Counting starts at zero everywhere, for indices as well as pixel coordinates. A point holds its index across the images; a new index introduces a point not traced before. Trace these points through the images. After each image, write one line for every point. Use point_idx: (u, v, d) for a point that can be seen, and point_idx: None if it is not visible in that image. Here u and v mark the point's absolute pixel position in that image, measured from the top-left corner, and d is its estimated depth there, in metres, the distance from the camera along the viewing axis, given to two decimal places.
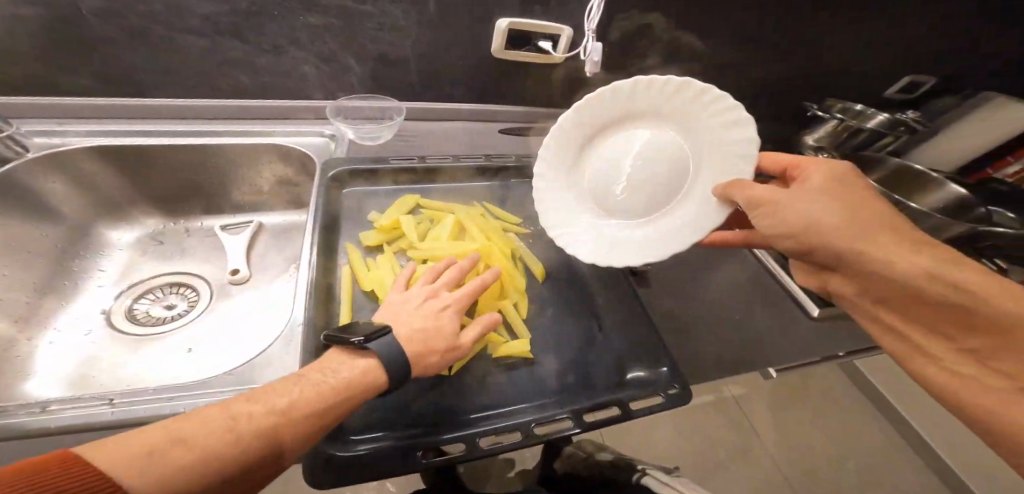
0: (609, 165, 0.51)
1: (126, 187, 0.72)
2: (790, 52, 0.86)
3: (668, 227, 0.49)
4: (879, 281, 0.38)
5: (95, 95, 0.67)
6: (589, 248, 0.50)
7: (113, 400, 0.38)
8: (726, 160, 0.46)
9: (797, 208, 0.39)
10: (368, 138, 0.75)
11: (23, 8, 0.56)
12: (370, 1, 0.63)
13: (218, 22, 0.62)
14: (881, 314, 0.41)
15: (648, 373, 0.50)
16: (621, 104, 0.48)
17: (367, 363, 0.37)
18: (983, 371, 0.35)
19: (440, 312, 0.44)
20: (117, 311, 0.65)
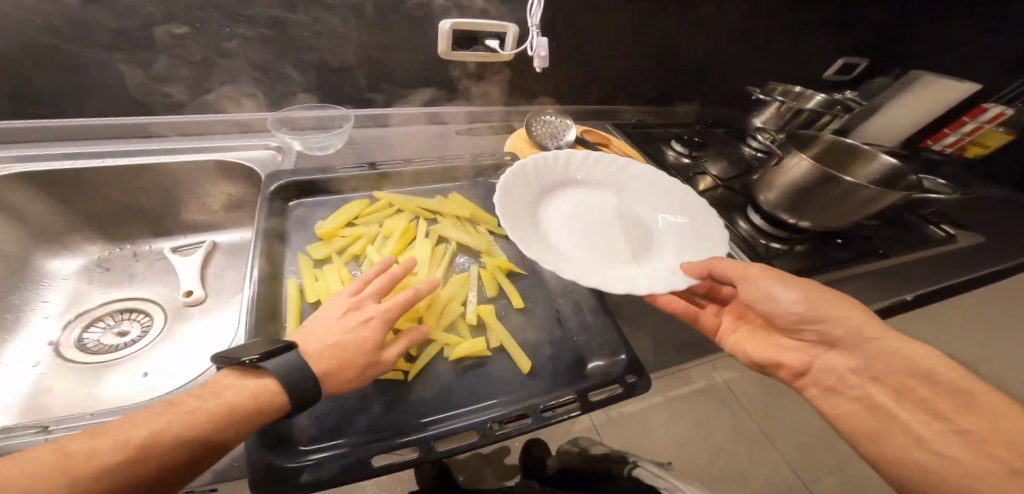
0: (576, 212, 0.60)
1: (59, 214, 0.67)
2: (724, 39, 0.89)
3: (635, 272, 0.51)
4: (883, 360, 0.40)
5: (15, 117, 0.64)
6: (534, 245, 0.51)
7: (48, 427, 0.35)
8: (693, 237, 0.56)
9: (779, 289, 0.45)
10: (317, 148, 0.73)
11: None
12: (301, 10, 0.64)
13: (134, 36, 0.60)
14: (874, 392, 0.41)
15: (608, 361, 0.49)
16: (614, 177, 0.65)
17: (262, 383, 0.36)
18: (971, 454, 0.34)
19: (360, 325, 0.42)
20: (66, 341, 0.60)
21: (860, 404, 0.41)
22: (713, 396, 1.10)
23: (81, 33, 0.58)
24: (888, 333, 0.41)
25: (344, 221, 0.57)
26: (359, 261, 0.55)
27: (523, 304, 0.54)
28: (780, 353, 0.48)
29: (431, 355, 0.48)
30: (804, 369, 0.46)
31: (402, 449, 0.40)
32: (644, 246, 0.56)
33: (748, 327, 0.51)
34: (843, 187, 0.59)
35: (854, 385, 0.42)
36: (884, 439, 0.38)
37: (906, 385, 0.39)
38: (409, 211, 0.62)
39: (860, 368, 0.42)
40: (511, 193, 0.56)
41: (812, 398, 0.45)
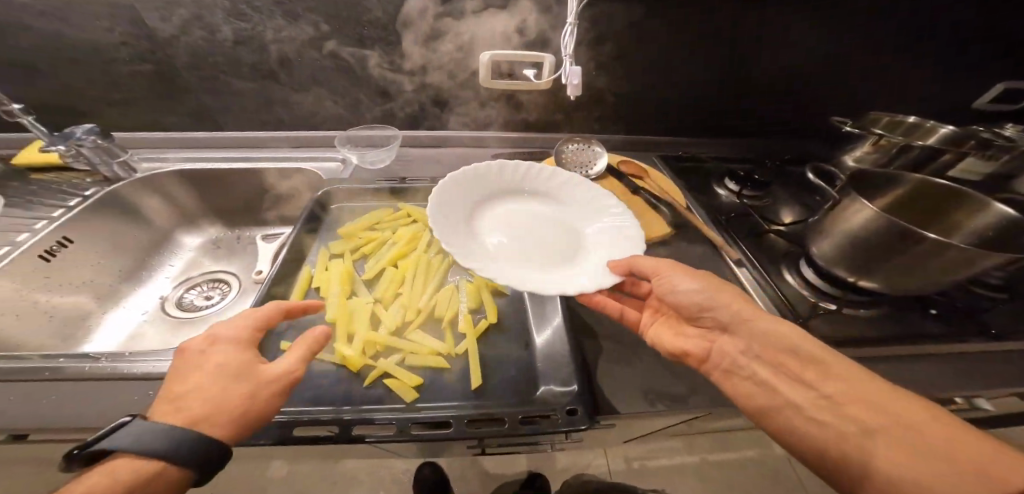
0: (509, 219, 0.59)
1: (196, 203, 0.89)
2: (803, 59, 0.80)
3: (558, 277, 0.49)
4: (760, 337, 0.46)
5: (182, 130, 0.87)
6: (457, 245, 0.49)
7: (100, 358, 0.51)
8: (618, 244, 0.54)
9: (679, 284, 0.49)
10: (369, 163, 0.84)
11: (137, 66, 0.76)
12: (372, 45, 0.75)
13: (261, 68, 0.78)
14: (759, 371, 0.45)
15: (560, 391, 0.46)
16: (546, 188, 0.64)
17: (125, 466, 0.33)
18: (837, 417, 0.39)
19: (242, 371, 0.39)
20: (171, 299, 0.80)
21: (751, 382, 0.45)
22: (767, 470, 0.94)
23: (231, 66, 0.77)
24: (759, 314, 0.47)
25: (365, 224, 0.66)
26: (367, 260, 0.63)
27: (498, 319, 0.55)
28: (686, 341, 0.49)
29: (383, 368, 0.49)
30: (705, 355, 0.47)
31: (326, 425, 0.42)
32: (569, 252, 0.54)
33: (664, 318, 0.52)
34: (923, 246, 0.46)
35: (744, 366, 0.46)
36: (789, 426, 0.42)
37: (780, 360, 0.45)
38: (423, 222, 0.67)
39: (746, 349, 0.46)
40: (451, 192, 0.56)
41: (716, 381, 0.46)
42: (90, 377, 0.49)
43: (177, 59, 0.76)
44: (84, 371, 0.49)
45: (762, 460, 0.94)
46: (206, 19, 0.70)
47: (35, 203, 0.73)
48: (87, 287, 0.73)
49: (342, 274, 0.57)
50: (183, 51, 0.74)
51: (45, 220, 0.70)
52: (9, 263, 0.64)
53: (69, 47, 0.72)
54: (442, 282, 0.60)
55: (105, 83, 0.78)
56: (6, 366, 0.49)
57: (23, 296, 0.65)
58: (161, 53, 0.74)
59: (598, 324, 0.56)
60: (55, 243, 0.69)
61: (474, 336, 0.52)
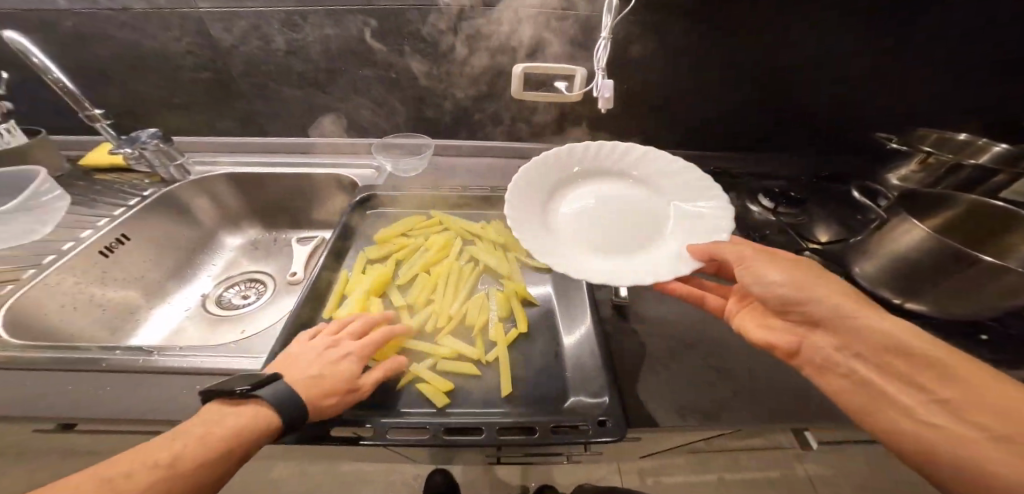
0: (582, 204, 0.59)
1: (240, 205, 0.93)
2: (844, 72, 0.78)
3: (632, 265, 0.50)
4: (863, 333, 0.39)
5: (231, 135, 0.93)
6: (531, 236, 0.51)
7: (152, 352, 0.54)
8: (700, 227, 0.52)
9: (768, 276, 0.44)
10: (402, 171, 0.87)
11: (198, 74, 0.81)
12: (411, 56, 0.78)
13: (307, 77, 0.82)
14: (858, 368, 0.40)
15: (590, 402, 0.46)
16: (629, 165, 0.61)
17: (255, 410, 0.39)
18: (959, 422, 0.34)
19: (337, 360, 0.45)
20: (211, 298, 0.84)
21: (848, 381, 0.40)
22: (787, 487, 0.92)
23: (281, 75, 0.82)
24: (862, 309, 0.40)
25: (399, 230, 0.68)
26: (399, 266, 0.65)
27: (528, 329, 0.56)
28: (772, 334, 0.46)
29: (414, 374, 0.50)
30: (794, 349, 0.44)
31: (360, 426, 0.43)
32: (645, 237, 0.54)
33: (752, 307, 0.50)
34: (977, 269, 0.44)
35: (840, 363, 0.41)
36: (891, 431, 0.37)
37: (886, 358, 0.38)
38: (454, 230, 0.69)
39: (845, 346, 0.41)
40: (526, 185, 0.57)
41: (808, 376, 0.43)
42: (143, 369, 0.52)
43: (234, 68, 0.81)
44: (139, 364, 0.52)
45: (783, 477, 0.93)
46: (263, 29, 0.75)
47: (99, 201, 0.79)
48: (137, 283, 0.77)
49: (377, 279, 0.59)
50: (240, 60, 0.79)
51: (106, 218, 0.76)
52: (71, 259, 0.69)
53: (142, 55, 0.79)
54: (471, 289, 0.61)
55: (167, 90, 0.84)
56: (69, 355, 0.53)
57: (82, 289, 0.70)
58: (219, 62, 0.80)
59: (627, 338, 0.56)
60: (113, 240, 0.75)
61: (505, 344, 0.53)
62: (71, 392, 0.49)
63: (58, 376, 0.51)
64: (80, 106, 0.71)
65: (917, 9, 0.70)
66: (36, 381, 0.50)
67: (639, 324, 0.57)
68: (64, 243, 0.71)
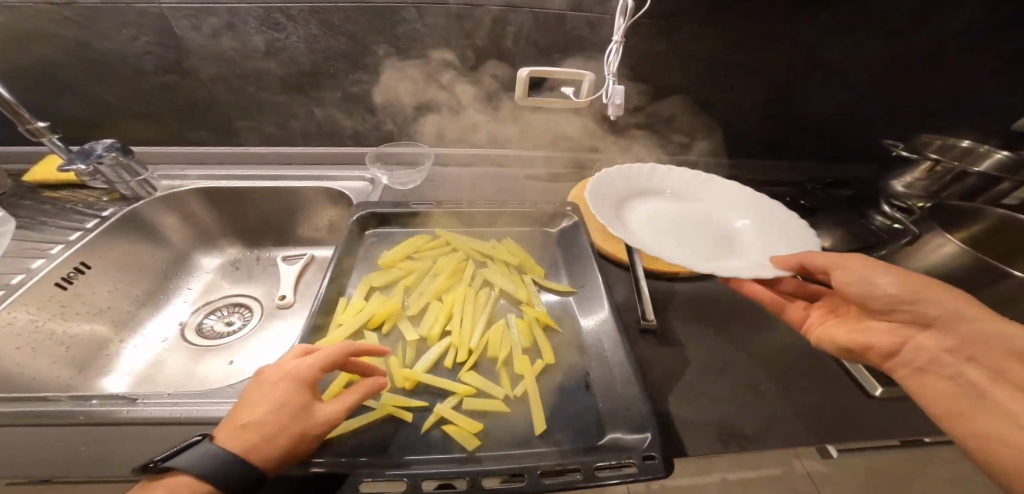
0: (656, 216, 0.64)
1: (217, 222, 0.85)
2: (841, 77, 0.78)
3: (722, 264, 0.52)
4: (974, 336, 0.39)
5: (201, 145, 0.84)
6: (618, 230, 0.54)
7: (135, 400, 0.47)
8: (776, 237, 0.57)
9: (869, 277, 0.44)
10: (399, 184, 0.81)
11: (164, 78, 0.73)
12: (406, 59, 0.73)
13: (290, 81, 0.75)
14: (970, 372, 0.39)
15: (629, 437, 0.44)
16: (690, 189, 0.69)
17: (175, 479, 0.33)
18: None
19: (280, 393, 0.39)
20: (191, 325, 0.75)
21: (952, 382, 0.40)
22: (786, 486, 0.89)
23: (260, 78, 0.74)
24: (989, 315, 0.39)
25: (403, 253, 0.63)
26: (408, 292, 0.60)
27: (554, 359, 0.53)
28: (869, 337, 0.45)
29: (438, 414, 0.46)
30: (893, 351, 0.43)
31: (388, 483, 0.39)
32: (722, 246, 0.57)
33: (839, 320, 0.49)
34: None
35: (947, 363, 0.40)
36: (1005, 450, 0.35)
37: (1005, 365, 0.38)
38: (462, 251, 0.65)
39: (956, 348, 0.40)
40: (601, 192, 0.62)
41: (903, 382, 0.42)
42: (124, 423, 0.45)
43: (204, 71, 0.72)
44: (120, 416, 0.45)
45: (781, 474, 0.89)
46: (239, 28, 0.67)
47: (50, 224, 0.69)
48: (103, 315, 0.68)
49: (387, 310, 0.55)
50: (212, 62, 0.71)
51: (62, 244, 0.66)
52: (25, 293, 0.59)
53: (96, 56, 0.69)
54: (490, 316, 0.58)
55: (127, 95, 0.75)
56: (36, 411, 0.45)
57: (38, 326, 0.60)
58: (188, 66, 0.71)
59: (658, 360, 0.53)
60: (72, 269, 0.65)
61: (533, 377, 0.50)
62: (31, 460, 0.41)
63: (18, 438, 0.43)
64: (20, 120, 0.61)
65: (920, 13, 0.71)
66: None
67: (668, 346, 0.55)
68: (13, 275, 0.61)
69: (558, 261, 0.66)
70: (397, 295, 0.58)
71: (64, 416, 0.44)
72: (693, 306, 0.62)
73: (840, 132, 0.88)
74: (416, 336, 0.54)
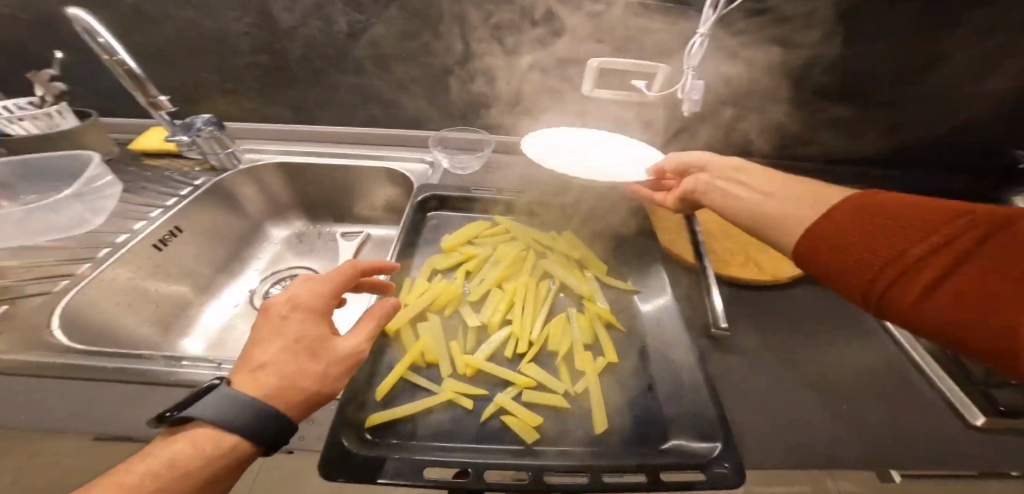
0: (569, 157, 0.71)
1: (286, 195, 0.89)
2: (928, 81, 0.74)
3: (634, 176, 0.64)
4: (750, 173, 0.53)
5: (277, 121, 0.88)
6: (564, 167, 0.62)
7: (216, 365, 0.48)
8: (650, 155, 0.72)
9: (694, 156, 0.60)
10: (459, 168, 0.81)
11: (251, 57, 0.77)
12: (479, 44, 0.72)
13: (365, 63, 0.76)
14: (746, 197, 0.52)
15: (698, 447, 0.42)
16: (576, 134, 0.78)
17: (195, 432, 0.31)
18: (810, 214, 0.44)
19: (296, 329, 0.37)
20: (258, 293, 0.80)
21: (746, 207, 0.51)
22: None
23: (338, 59, 0.76)
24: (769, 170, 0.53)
25: (464, 238, 0.64)
26: (469, 278, 0.61)
27: (616, 358, 0.52)
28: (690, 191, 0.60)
29: (497, 404, 0.46)
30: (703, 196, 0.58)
31: (453, 467, 0.40)
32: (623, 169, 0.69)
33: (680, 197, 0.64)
34: None
35: (733, 196, 0.54)
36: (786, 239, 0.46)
37: (768, 186, 0.51)
38: (523, 240, 0.65)
39: (736, 184, 0.54)
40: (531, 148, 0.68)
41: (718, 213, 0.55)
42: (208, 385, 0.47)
43: (289, 51, 0.75)
44: (205, 378, 0.47)
45: None
46: (325, 9, 0.69)
47: (147, 189, 0.75)
48: (188, 277, 0.73)
49: (450, 294, 0.56)
50: (297, 42, 0.74)
51: (160, 209, 0.72)
52: (128, 252, 0.65)
53: (195, 34, 0.74)
54: (549, 310, 0.57)
55: (217, 72, 0.79)
56: (130, 367, 0.47)
57: (136, 284, 0.65)
58: (275, 47, 0.75)
59: (727, 370, 0.51)
60: (167, 232, 0.71)
61: (594, 374, 0.49)
62: (131, 409, 0.45)
63: (112, 391, 0.45)
64: (145, 92, 0.67)
65: None
66: (92, 398, 0.44)
67: (738, 357, 0.52)
68: (118, 235, 0.67)
69: (619, 259, 0.64)
70: (458, 280, 0.58)
71: (154, 373, 0.46)
72: (764, 318, 0.58)
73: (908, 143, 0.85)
74: (478, 322, 0.54)
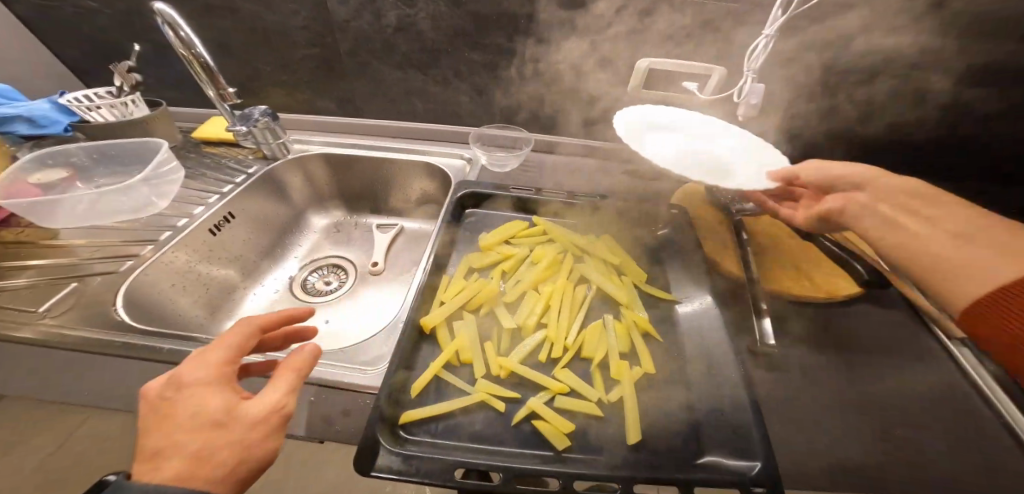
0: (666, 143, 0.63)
1: (328, 186, 0.92)
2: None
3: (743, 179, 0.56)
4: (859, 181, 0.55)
5: (324, 113, 0.90)
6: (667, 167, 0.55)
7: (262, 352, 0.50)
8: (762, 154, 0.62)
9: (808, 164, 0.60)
10: (496, 165, 0.81)
11: (303, 50, 0.79)
12: (526, 40, 0.71)
13: (411, 58, 0.77)
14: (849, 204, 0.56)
15: (737, 467, 0.39)
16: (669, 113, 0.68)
17: None
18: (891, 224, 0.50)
19: (192, 402, 0.30)
20: (298, 281, 0.83)
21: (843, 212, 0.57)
22: None
23: (385, 53, 0.77)
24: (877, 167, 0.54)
25: (502, 238, 0.63)
26: (505, 277, 0.61)
27: (653, 369, 0.50)
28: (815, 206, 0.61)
29: (529, 408, 0.46)
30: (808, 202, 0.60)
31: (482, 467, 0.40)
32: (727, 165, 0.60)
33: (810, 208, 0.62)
34: None
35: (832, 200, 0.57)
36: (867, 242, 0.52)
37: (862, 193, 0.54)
38: (561, 243, 0.64)
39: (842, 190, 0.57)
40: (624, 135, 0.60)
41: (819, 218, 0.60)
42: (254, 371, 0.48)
43: (338, 45, 0.77)
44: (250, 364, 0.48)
45: None
46: (377, 4, 0.70)
47: (203, 175, 0.79)
48: (236, 262, 0.77)
49: (486, 293, 0.56)
50: (347, 35, 0.75)
51: (217, 195, 0.76)
52: (186, 236, 0.68)
53: (253, 27, 0.76)
54: (585, 315, 0.56)
55: (271, 64, 0.82)
56: (183, 349, 0.49)
57: (191, 267, 0.69)
58: (326, 40, 0.76)
59: (774, 392, 0.48)
60: (221, 219, 0.74)
61: (630, 384, 0.48)
62: None
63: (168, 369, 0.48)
64: (216, 84, 0.69)
65: None
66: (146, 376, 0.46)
67: (786, 379, 0.49)
68: (178, 219, 0.71)
69: (660, 267, 0.63)
70: (494, 280, 0.58)
71: None
72: (816, 339, 0.55)
73: (983, 151, 0.80)
74: (512, 322, 0.54)
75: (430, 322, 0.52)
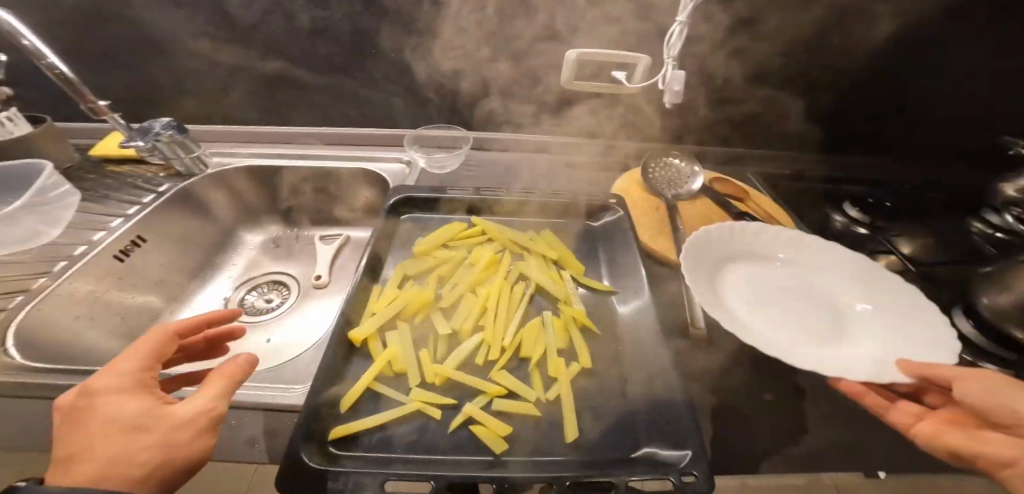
0: (751, 285, 0.55)
1: (261, 199, 0.87)
2: None
3: (841, 360, 0.44)
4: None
5: (250, 123, 0.85)
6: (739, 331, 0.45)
7: None
8: (904, 325, 0.47)
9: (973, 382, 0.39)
10: (435, 167, 0.78)
11: (214, 57, 0.74)
12: (449, 37, 0.70)
13: (333, 61, 0.74)
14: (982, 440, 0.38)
15: (670, 453, 0.39)
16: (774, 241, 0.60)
17: None
18: None
19: (113, 404, 0.28)
20: (233, 301, 0.77)
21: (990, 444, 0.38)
22: None
23: (304, 57, 0.73)
24: None
25: (439, 241, 0.61)
26: (443, 282, 0.59)
27: (591, 362, 0.50)
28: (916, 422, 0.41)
29: (466, 414, 0.44)
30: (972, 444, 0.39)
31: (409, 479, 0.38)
32: (830, 334, 0.48)
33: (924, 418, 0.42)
34: None
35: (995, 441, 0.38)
36: None
37: None
38: (500, 242, 0.63)
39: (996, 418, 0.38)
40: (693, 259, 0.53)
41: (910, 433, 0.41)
42: None
43: (252, 49, 0.72)
44: None
45: None
46: (286, 5, 0.66)
47: (110, 197, 0.73)
48: (155, 287, 0.71)
49: (420, 300, 0.54)
50: (259, 39, 0.71)
51: (121, 218, 0.69)
52: (86, 265, 0.62)
53: (155, 35, 0.71)
54: (525, 313, 0.55)
55: (182, 74, 0.77)
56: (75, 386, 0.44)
57: (97, 297, 0.63)
58: (236, 45, 0.72)
59: (709, 373, 0.48)
60: (129, 243, 0.68)
61: (567, 380, 0.47)
62: None
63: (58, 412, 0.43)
64: (84, 99, 0.64)
65: None
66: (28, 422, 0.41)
67: (722, 360, 0.50)
68: (77, 247, 0.64)
69: (599, 257, 0.63)
70: (430, 285, 0.56)
71: None
72: None
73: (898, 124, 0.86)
74: (448, 329, 0.52)
75: (361, 337, 0.49)
